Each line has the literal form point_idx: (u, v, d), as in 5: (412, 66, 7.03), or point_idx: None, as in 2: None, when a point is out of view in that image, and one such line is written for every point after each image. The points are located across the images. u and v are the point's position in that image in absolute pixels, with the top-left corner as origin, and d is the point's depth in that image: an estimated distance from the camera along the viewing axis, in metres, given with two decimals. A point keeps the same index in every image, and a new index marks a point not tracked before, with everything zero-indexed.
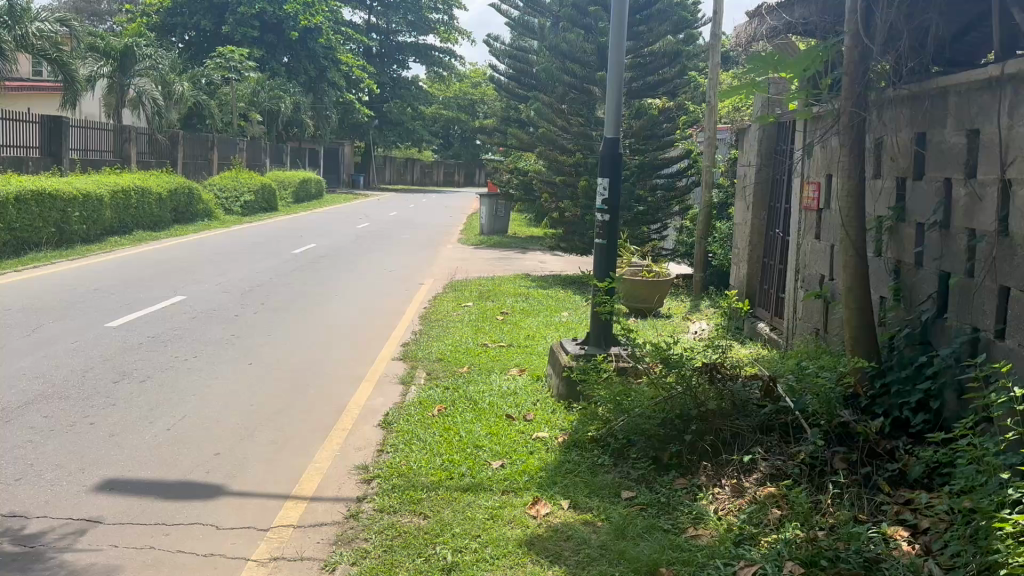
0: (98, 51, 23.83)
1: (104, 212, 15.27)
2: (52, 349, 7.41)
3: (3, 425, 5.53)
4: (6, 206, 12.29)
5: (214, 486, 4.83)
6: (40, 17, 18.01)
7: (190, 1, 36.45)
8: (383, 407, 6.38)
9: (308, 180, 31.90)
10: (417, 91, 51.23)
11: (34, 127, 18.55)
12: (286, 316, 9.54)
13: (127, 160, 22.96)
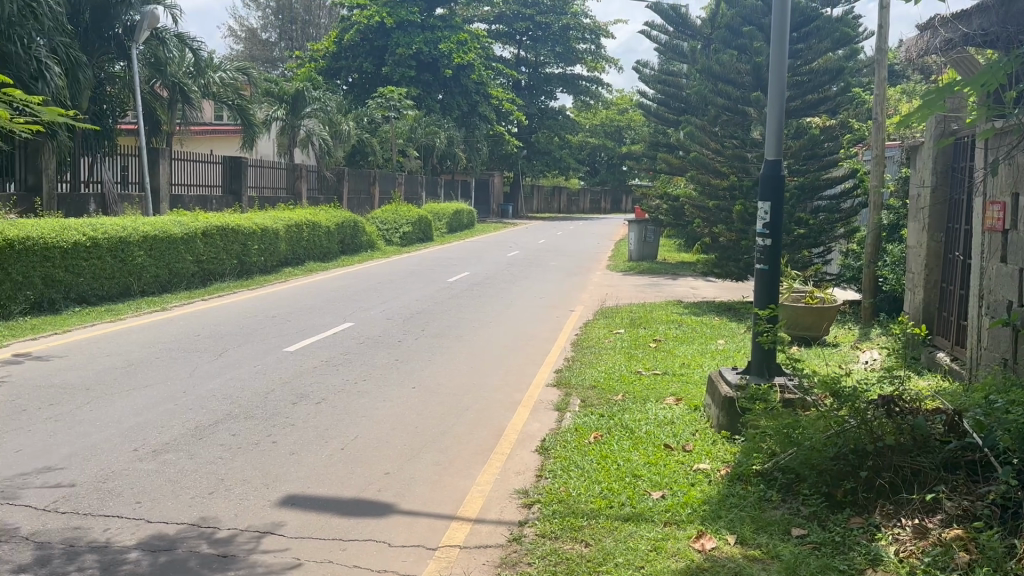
0: (274, 96, 26.00)
1: (279, 244, 16.42)
2: (237, 372, 8.04)
3: (199, 441, 6.06)
4: (195, 241, 13.48)
5: (385, 504, 5.06)
6: (223, 67, 19.94)
7: (353, 46, 38.86)
8: (539, 433, 6.46)
9: (461, 211, 32.95)
10: (565, 121, 51.87)
11: (217, 168, 20.30)
12: (445, 342, 9.88)
13: (298, 196, 24.61)
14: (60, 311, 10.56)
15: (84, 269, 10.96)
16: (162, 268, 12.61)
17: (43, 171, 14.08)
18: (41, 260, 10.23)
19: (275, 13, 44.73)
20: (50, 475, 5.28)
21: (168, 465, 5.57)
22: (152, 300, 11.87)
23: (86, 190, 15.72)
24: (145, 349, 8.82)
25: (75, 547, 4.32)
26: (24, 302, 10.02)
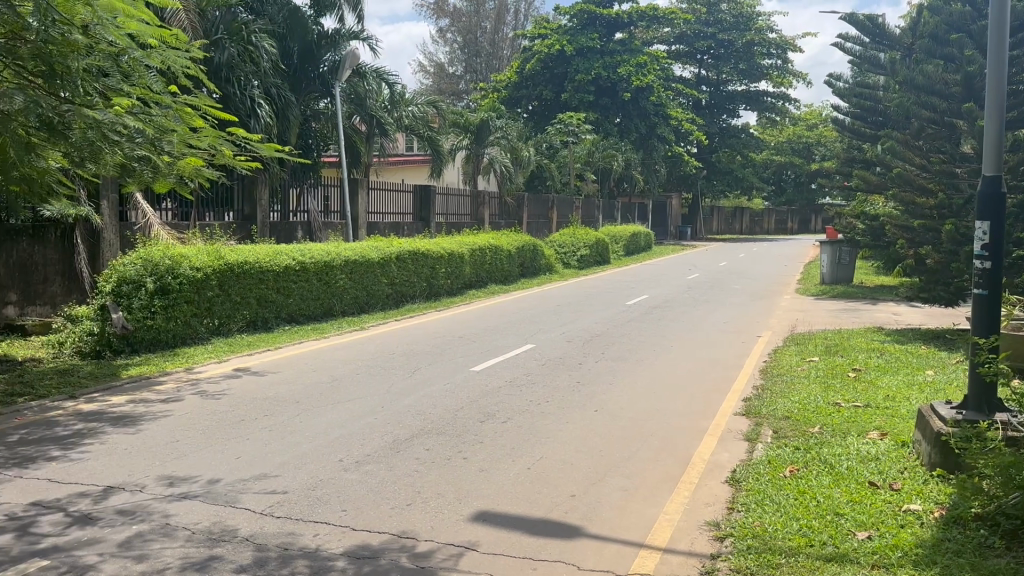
0: (459, 127, 27.02)
1: (464, 268, 17.05)
2: (429, 390, 8.40)
3: (396, 455, 6.38)
4: (389, 265, 14.28)
5: (573, 527, 5.08)
6: (414, 101, 21.06)
7: (534, 74, 39.89)
8: (730, 463, 6.25)
9: (639, 234, 32.74)
10: (748, 139, 50.29)
11: (409, 196, 21.47)
12: (628, 366, 9.82)
13: (481, 221, 25.51)
14: (273, 330, 11.53)
15: (293, 291, 11.91)
16: (360, 290, 13.48)
17: (258, 201, 15.42)
18: (257, 283, 11.21)
19: (461, 47, 46.74)
20: (267, 482, 5.75)
21: (369, 476, 5.91)
22: (352, 320, 12.71)
23: (295, 218, 17.07)
24: (347, 366, 9.44)
25: (289, 550, 4.68)
26: (241, 320, 11.01)
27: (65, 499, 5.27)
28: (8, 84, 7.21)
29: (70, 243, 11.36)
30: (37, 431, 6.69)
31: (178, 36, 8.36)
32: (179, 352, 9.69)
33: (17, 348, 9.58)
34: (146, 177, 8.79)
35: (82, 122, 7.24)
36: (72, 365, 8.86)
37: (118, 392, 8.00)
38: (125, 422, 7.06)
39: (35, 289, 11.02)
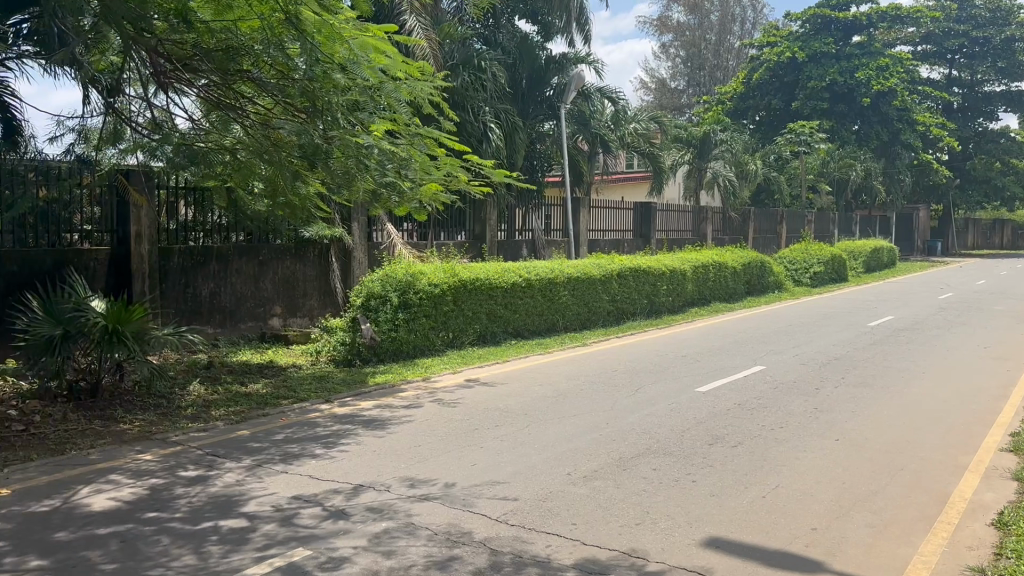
0: (682, 141, 26.30)
1: (687, 285, 16.76)
2: (655, 409, 8.33)
3: (623, 472, 6.38)
4: (611, 282, 14.37)
5: (813, 561, 4.80)
6: (637, 118, 21.14)
7: (761, 83, 38.53)
8: (996, 505, 5.62)
9: (880, 250, 30.40)
10: (1010, 143, 45.13)
11: (630, 214, 21.52)
12: (869, 392, 9.13)
13: (703, 237, 25.03)
14: (501, 344, 12.00)
15: (520, 307, 12.34)
16: (582, 307, 13.68)
17: (487, 221, 16.15)
18: (488, 299, 11.74)
19: (685, 61, 46.07)
20: (500, 490, 5.98)
21: (597, 492, 5.96)
22: (574, 336, 12.92)
23: (521, 237, 17.67)
24: (571, 381, 9.59)
25: (522, 558, 4.83)
26: (473, 334, 11.57)
27: (322, 495, 5.80)
28: (278, 118, 8.09)
29: (326, 261, 12.66)
30: (298, 431, 7.43)
31: (424, 69, 8.95)
32: (417, 362, 10.35)
33: (280, 355, 10.60)
34: (390, 200, 9.51)
35: (340, 153, 8.11)
36: (326, 371, 9.73)
37: (366, 397, 8.69)
38: (372, 426, 7.65)
39: (297, 302, 12.29)
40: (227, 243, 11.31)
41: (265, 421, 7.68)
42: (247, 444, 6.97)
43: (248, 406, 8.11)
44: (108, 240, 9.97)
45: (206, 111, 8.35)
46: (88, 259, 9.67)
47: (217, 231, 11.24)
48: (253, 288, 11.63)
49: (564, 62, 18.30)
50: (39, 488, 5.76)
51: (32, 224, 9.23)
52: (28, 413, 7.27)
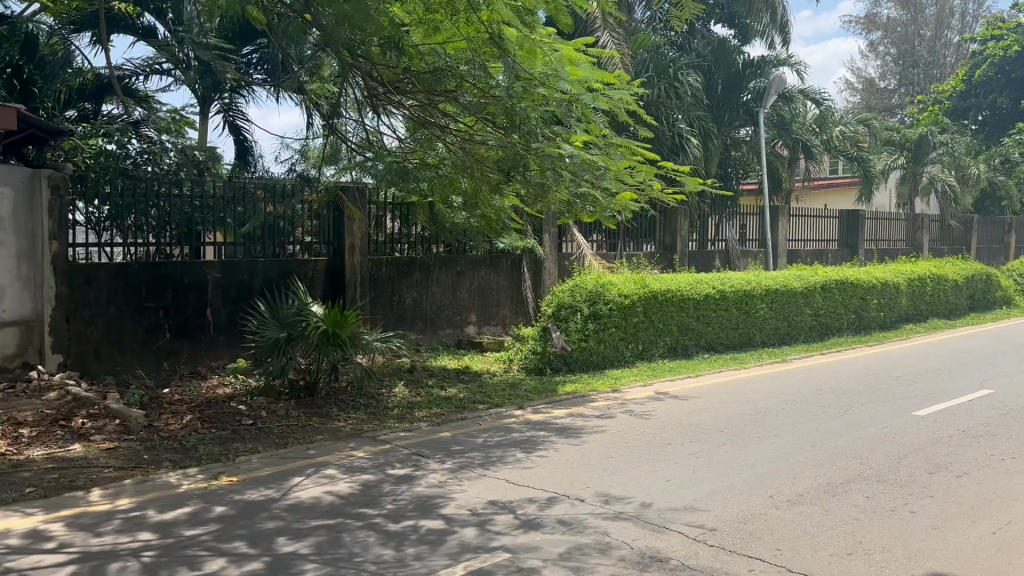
0: (894, 144, 24.37)
1: (899, 299, 15.54)
2: (866, 432, 7.74)
3: (831, 498, 5.98)
4: (814, 295, 13.59)
5: None
6: (843, 121, 20.00)
7: (985, 80, 35.16)
8: None
9: None
10: None
11: (835, 222, 20.33)
12: None
13: (916, 248, 23.22)
14: (693, 357, 11.69)
15: (714, 319, 11.98)
16: (781, 321, 13.06)
17: (679, 231, 15.85)
18: (681, 310, 11.50)
19: (896, 59, 42.89)
20: (697, 508, 5.79)
21: (802, 517, 5.62)
22: (772, 351, 12.35)
23: (714, 247, 17.18)
24: (771, 399, 9.14)
25: None
26: (664, 346, 11.36)
27: (518, 502, 5.86)
28: (479, 133, 8.30)
29: (519, 271, 12.97)
30: (495, 435, 7.61)
31: (622, 78, 8.96)
32: (608, 373, 10.29)
33: (475, 361, 10.94)
34: (584, 210, 9.57)
35: (539, 167, 8.28)
36: (517, 379, 9.90)
37: (559, 406, 8.76)
38: (566, 434, 7.69)
39: (491, 311, 12.67)
40: (429, 254, 11.84)
41: (464, 425, 7.94)
42: (448, 446, 7.22)
43: (448, 409, 8.43)
44: (325, 251, 10.76)
45: (411, 129, 8.71)
46: (306, 269, 10.48)
47: (419, 242, 11.77)
48: (451, 296, 12.11)
49: (764, 66, 17.63)
50: (264, 477, 6.28)
51: (259, 237, 10.14)
52: (255, 409, 7.96)
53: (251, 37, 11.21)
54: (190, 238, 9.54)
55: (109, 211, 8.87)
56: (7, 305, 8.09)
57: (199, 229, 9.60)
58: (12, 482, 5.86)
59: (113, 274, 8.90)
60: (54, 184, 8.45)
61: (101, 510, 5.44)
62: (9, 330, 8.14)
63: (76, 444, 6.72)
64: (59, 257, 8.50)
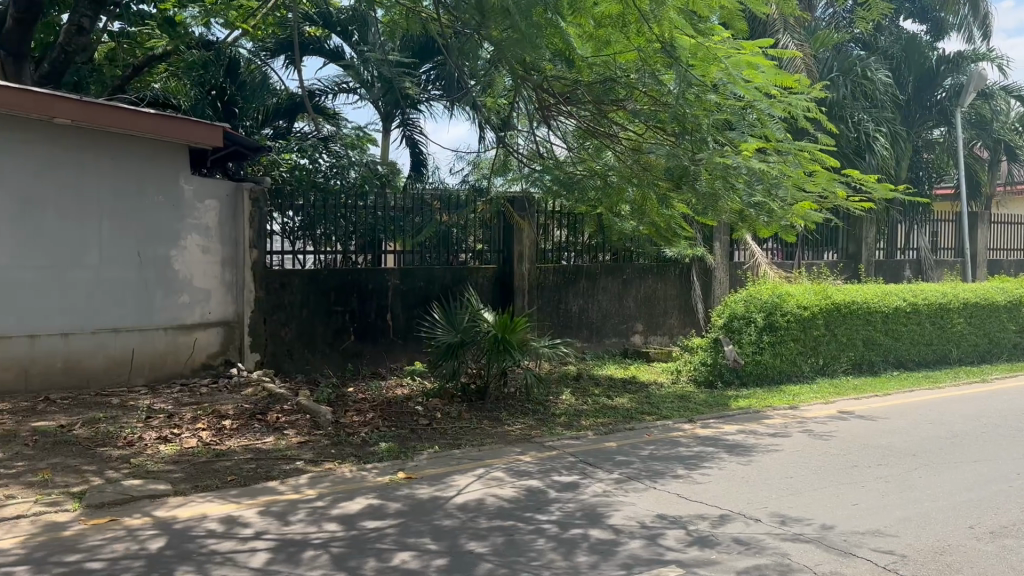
0: None
1: None
2: None
3: None
4: (1019, 309, 12.38)
5: None
6: None
7: None
8: None
9: None
10: None
11: None
12: None
13: None
14: (879, 373, 10.97)
15: (903, 334, 11.18)
16: (980, 337, 11.99)
17: (863, 239, 14.96)
18: (866, 324, 10.81)
19: None
20: (886, 536, 5.38)
21: (1009, 552, 5.10)
22: (971, 370, 11.34)
23: (903, 257, 16.07)
24: (970, 422, 8.39)
25: None
26: (846, 361, 10.70)
27: (690, 518, 5.68)
28: (648, 142, 8.25)
29: (689, 280, 12.71)
30: (662, 448, 7.46)
31: (802, 82, 8.58)
32: (784, 388, 9.81)
33: (642, 372, 10.78)
34: (759, 221, 9.06)
35: (709, 173, 7.94)
36: (687, 392, 9.65)
37: (731, 421, 8.46)
38: (737, 451, 7.41)
39: (659, 321, 12.48)
40: (595, 262, 11.82)
41: (631, 436, 7.84)
42: (615, 457, 7.15)
43: (615, 419, 8.35)
44: (495, 259, 11.01)
45: (579, 138, 8.70)
46: (477, 276, 10.79)
47: (586, 251, 11.76)
48: (618, 305, 12.04)
49: (961, 62, 16.33)
50: (438, 476, 6.48)
51: (434, 245, 10.53)
52: (430, 410, 8.25)
53: (429, 54, 11.73)
54: (373, 246, 10.06)
55: (302, 221, 9.52)
56: (213, 307, 9.08)
57: (381, 238, 10.09)
58: (215, 469, 6.39)
59: (304, 280, 9.55)
60: (254, 197, 9.25)
61: (290, 499, 5.80)
62: (215, 330, 9.11)
63: (271, 436, 7.25)
64: (258, 264, 9.29)
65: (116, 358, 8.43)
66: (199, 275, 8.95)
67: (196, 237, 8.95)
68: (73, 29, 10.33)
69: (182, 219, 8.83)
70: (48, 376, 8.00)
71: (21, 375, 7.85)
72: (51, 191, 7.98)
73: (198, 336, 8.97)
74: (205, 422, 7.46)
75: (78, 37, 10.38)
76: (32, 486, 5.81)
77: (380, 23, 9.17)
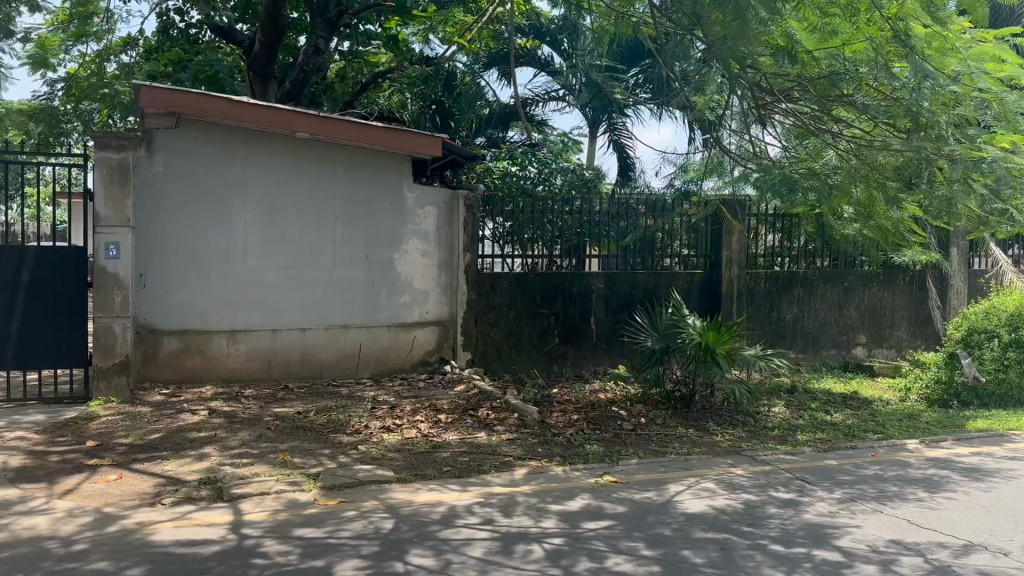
0: None
1: None
2: None
3: None
4: None
5: None
6: None
7: None
8: None
9: None
10: None
11: None
12: None
13: None
14: None
15: None
16: None
17: None
18: None
19: None
20: None
21: None
22: None
23: None
24: None
25: None
26: None
27: (926, 545, 5.25)
28: (879, 138, 7.79)
29: (919, 289, 11.85)
30: (889, 469, 6.96)
31: None
32: None
33: (864, 387, 10.12)
34: (1005, 225, 8.35)
35: None
36: (916, 410, 8.95)
37: (969, 443, 7.75)
38: (977, 475, 6.76)
39: (884, 332, 11.69)
40: (813, 269, 11.26)
41: (854, 455, 7.38)
42: (836, 475, 6.76)
43: (835, 436, 7.90)
44: (703, 264, 10.81)
45: (798, 138, 8.36)
46: (684, 281, 10.65)
47: (801, 257, 11.24)
48: (838, 314, 11.40)
49: None
50: (648, 482, 6.44)
51: (640, 250, 10.50)
52: (635, 415, 8.22)
53: (638, 57, 11.91)
54: (578, 250, 10.18)
55: (510, 227, 9.81)
56: (430, 307, 9.59)
57: (586, 242, 10.18)
58: (433, 460, 6.73)
59: (511, 284, 9.85)
60: (468, 204, 9.65)
61: (507, 494, 5.98)
62: (431, 329, 9.61)
63: (482, 432, 7.53)
64: (471, 268, 9.70)
65: (345, 352, 9.14)
66: (418, 276, 9.50)
67: (416, 241, 9.49)
68: (312, 50, 11.52)
69: (404, 224, 9.40)
70: (288, 365, 8.88)
71: (265, 364, 8.78)
72: (292, 200, 8.81)
73: (416, 335, 9.51)
74: (423, 415, 7.89)
75: (314, 57, 11.58)
76: (276, 466, 6.40)
77: (589, 29, 9.31)
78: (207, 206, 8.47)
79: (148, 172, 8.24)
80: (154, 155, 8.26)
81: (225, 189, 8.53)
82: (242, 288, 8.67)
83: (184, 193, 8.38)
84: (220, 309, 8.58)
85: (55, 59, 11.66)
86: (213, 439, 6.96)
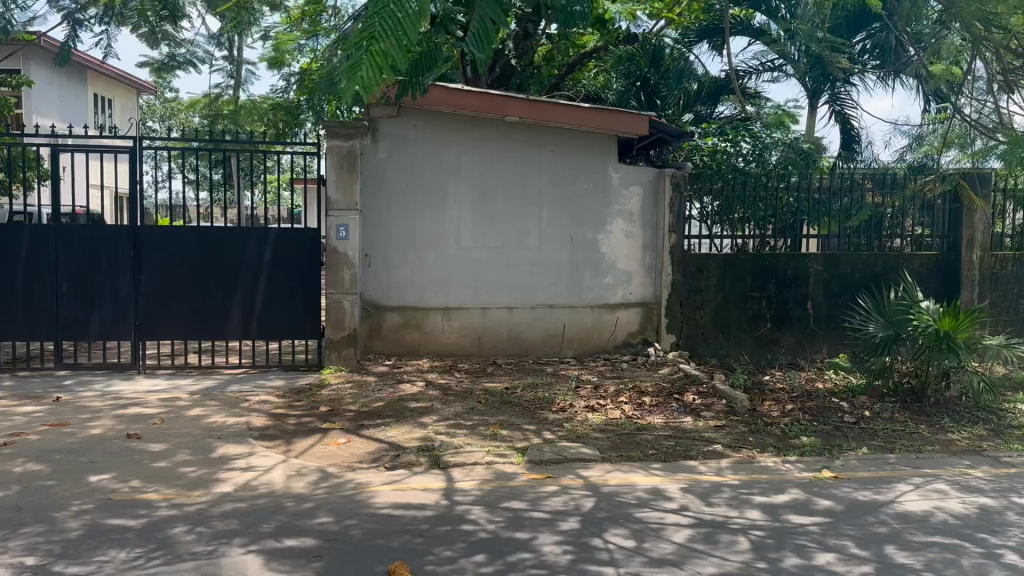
0: None
1: None
2: None
3: None
4: None
5: None
6: None
7: None
8: None
9: None
10: None
11: None
12: None
13: None
14: None
15: None
16: None
17: None
18: None
19: None
20: None
21: None
22: None
23: None
24: None
25: None
26: None
27: None
28: None
29: None
30: None
31: None
32: None
33: None
34: None
35: None
36: None
37: None
38: None
39: None
40: None
41: None
42: None
43: None
44: (939, 246, 9.89)
45: None
46: (914, 264, 9.80)
47: None
48: None
49: None
50: (869, 479, 6.04)
51: (866, 229, 9.79)
52: (857, 407, 7.72)
53: (864, 22, 11.08)
54: (794, 231, 9.68)
55: (719, 206, 9.51)
56: (634, 288, 9.56)
57: (803, 222, 9.66)
58: (638, 442, 6.73)
59: (720, 265, 9.55)
60: (675, 182, 9.45)
61: (713, 482, 5.86)
62: (635, 310, 9.58)
63: (688, 416, 7.41)
64: (677, 248, 9.50)
65: (550, 331, 9.34)
66: (622, 257, 9.49)
67: (621, 223, 9.47)
68: (521, 34, 11.81)
69: (610, 205, 9.40)
70: (497, 342, 9.24)
71: (476, 341, 9.19)
72: (502, 182, 9.10)
73: (620, 316, 9.52)
74: (627, 396, 7.90)
75: (523, 41, 11.87)
76: (487, 438, 6.69)
77: None
78: (425, 189, 8.97)
79: (373, 159, 8.88)
80: (378, 142, 8.87)
81: (441, 174, 8.98)
82: (455, 267, 9.11)
83: (405, 179, 8.93)
84: (436, 287, 9.08)
85: (292, 57, 12.85)
86: (429, 409, 7.40)
